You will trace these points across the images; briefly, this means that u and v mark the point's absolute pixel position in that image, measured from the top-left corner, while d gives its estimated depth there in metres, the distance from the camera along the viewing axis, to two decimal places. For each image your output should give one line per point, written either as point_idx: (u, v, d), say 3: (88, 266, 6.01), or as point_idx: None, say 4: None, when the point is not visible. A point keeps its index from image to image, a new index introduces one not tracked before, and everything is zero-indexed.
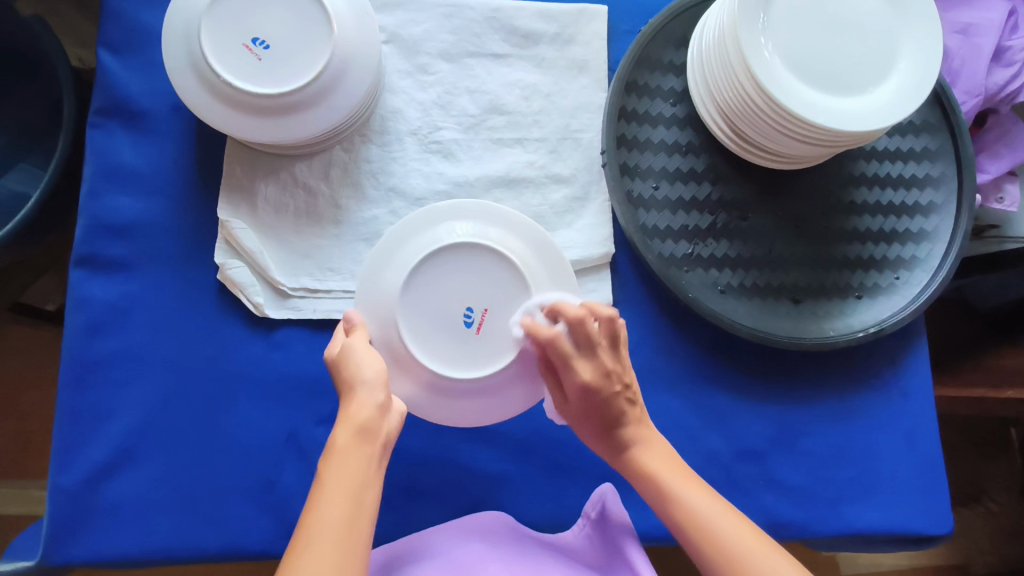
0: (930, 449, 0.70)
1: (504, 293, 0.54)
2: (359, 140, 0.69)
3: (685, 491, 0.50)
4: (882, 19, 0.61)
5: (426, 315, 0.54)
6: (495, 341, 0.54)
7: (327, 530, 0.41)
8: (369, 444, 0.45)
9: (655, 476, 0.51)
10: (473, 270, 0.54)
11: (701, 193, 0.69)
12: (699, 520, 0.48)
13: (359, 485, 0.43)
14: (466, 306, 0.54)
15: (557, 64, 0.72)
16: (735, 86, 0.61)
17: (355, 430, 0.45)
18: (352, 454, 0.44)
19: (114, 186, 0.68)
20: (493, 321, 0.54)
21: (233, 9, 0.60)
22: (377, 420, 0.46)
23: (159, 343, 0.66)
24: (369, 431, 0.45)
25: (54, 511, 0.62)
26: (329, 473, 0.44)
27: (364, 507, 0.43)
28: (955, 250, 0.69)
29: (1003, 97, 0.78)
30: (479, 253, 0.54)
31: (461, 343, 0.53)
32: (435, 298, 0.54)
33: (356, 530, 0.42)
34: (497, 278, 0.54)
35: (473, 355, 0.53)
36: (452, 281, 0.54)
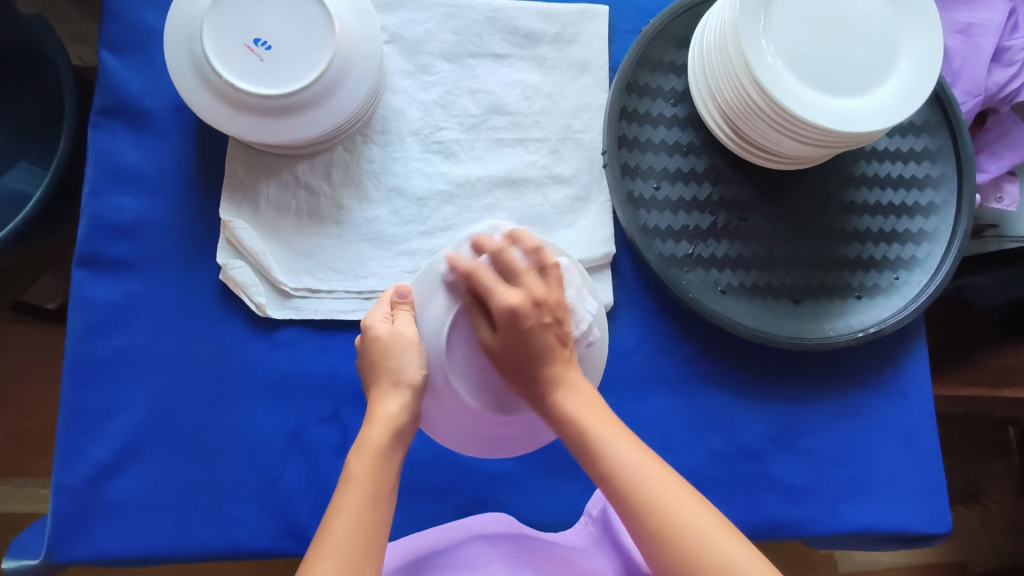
0: (929, 449, 0.70)
1: None
2: (361, 140, 0.69)
3: (604, 437, 0.48)
4: (883, 20, 0.61)
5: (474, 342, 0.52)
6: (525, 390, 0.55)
7: (354, 528, 0.43)
8: (397, 449, 0.47)
9: (580, 423, 0.48)
10: None
11: (702, 193, 0.69)
12: (614, 467, 0.47)
13: (386, 490, 0.45)
14: None
15: (559, 64, 0.72)
16: (736, 86, 0.61)
17: (389, 432, 0.47)
18: (383, 455, 0.46)
19: (117, 186, 0.68)
20: None
21: (235, 9, 0.60)
22: (406, 424, 0.48)
23: (162, 343, 0.66)
24: (400, 436, 0.47)
25: (58, 510, 0.63)
26: (358, 473, 0.45)
27: (386, 509, 0.45)
28: (954, 250, 0.69)
29: (1003, 96, 0.78)
30: None
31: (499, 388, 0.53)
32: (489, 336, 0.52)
33: (379, 531, 0.44)
34: None
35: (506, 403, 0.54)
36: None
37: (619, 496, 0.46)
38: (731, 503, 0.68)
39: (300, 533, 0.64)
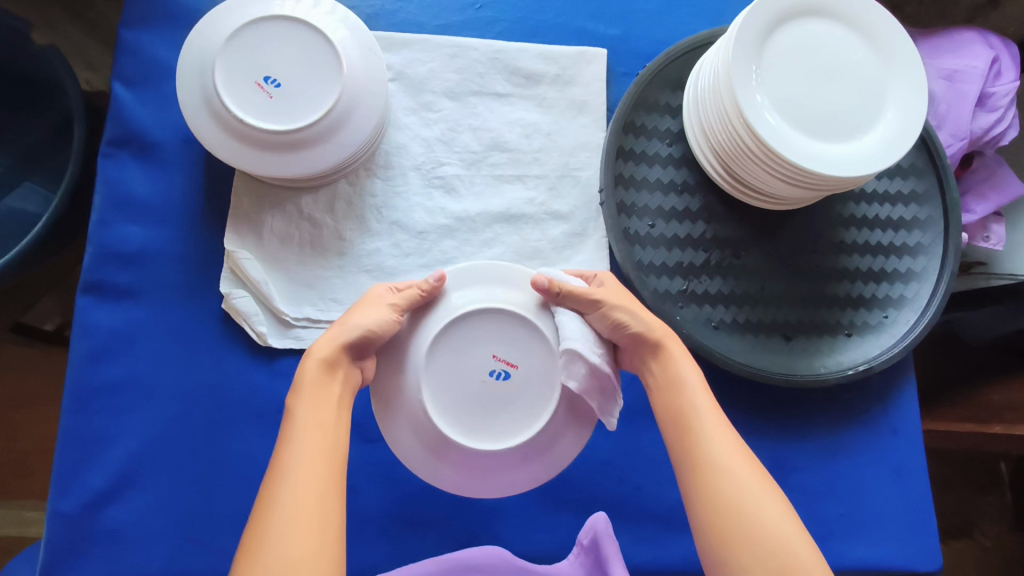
0: (919, 485, 0.71)
1: (521, 346, 0.54)
2: (364, 174, 0.71)
3: (682, 386, 0.55)
4: (869, 69, 0.64)
5: (460, 401, 0.53)
6: (536, 390, 0.54)
7: (301, 456, 0.47)
8: (335, 385, 0.52)
9: (660, 369, 0.57)
10: (483, 335, 0.54)
11: (696, 231, 0.71)
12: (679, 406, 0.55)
13: (328, 418, 0.50)
14: (490, 370, 0.54)
15: (558, 104, 0.75)
16: (730, 131, 0.63)
17: (320, 364, 0.52)
18: (319, 386, 0.51)
19: (124, 215, 0.69)
20: (521, 370, 0.54)
21: (245, 47, 0.62)
22: (341, 357, 0.53)
23: (164, 370, 0.67)
24: (334, 367, 0.52)
25: (52, 536, 0.63)
26: (303, 403, 0.50)
27: (334, 433, 0.50)
28: (942, 290, 0.71)
29: (988, 139, 0.82)
30: (463, 326, 0.53)
31: (500, 405, 0.53)
32: (460, 373, 0.53)
33: (331, 454, 0.48)
34: (506, 332, 0.54)
35: (527, 414, 0.53)
36: (472, 355, 0.54)
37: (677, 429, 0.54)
38: None
39: None
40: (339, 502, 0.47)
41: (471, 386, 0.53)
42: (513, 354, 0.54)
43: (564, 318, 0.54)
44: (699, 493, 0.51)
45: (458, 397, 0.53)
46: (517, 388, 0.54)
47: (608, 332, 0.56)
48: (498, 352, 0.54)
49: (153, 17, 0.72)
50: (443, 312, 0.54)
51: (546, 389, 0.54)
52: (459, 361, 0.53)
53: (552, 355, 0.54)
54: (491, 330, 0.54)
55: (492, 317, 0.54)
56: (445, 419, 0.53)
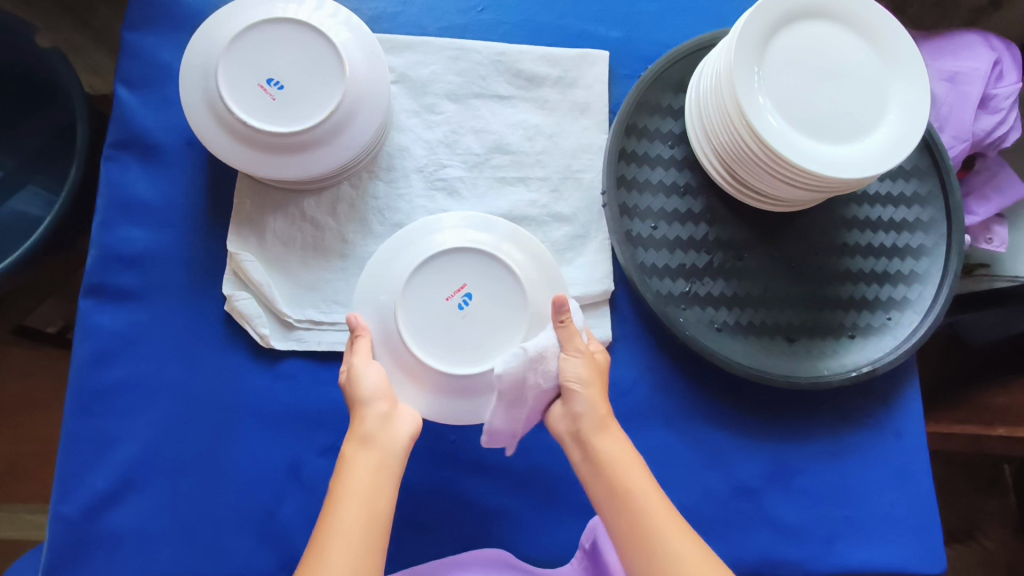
0: (923, 488, 0.70)
1: (491, 279, 0.58)
2: (366, 177, 0.71)
3: (631, 487, 0.53)
4: (871, 70, 0.64)
5: (431, 325, 0.57)
6: (500, 318, 0.57)
7: (341, 531, 0.48)
8: (375, 452, 0.52)
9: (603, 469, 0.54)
10: (455, 268, 0.58)
11: (698, 233, 0.71)
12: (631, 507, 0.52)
13: (372, 489, 0.51)
14: (458, 301, 0.57)
15: (560, 106, 0.75)
16: (732, 133, 0.63)
17: (358, 440, 0.53)
18: (359, 461, 0.52)
19: (127, 217, 0.69)
20: (487, 300, 0.57)
21: (248, 50, 0.62)
22: (382, 429, 0.53)
23: (166, 372, 0.67)
24: (372, 440, 0.53)
25: (55, 539, 0.63)
26: (345, 476, 0.51)
27: (377, 506, 0.50)
28: (945, 292, 0.71)
29: (990, 141, 0.82)
30: (439, 259, 0.58)
31: (465, 329, 0.57)
32: (432, 301, 0.57)
33: (372, 526, 0.49)
34: (477, 265, 0.58)
35: (491, 339, 0.57)
36: (445, 285, 0.58)
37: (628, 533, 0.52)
38: (727, 541, 0.68)
39: (296, 566, 0.64)
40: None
41: (439, 317, 0.57)
42: (483, 283, 0.58)
43: (544, 334, 0.56)
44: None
45: (429, 322, 0.57)
46: (484, 307, 0.57)
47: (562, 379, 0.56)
48: (454, 279, 0.58)
49: (157, 20, 0.72)
50: (424, 249, 0.59)
51: (511, 317, 0.57)
52: (424, 299, 0.57)
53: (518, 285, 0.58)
54: (444, 264, 0.58)
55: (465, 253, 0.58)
56: (436, 355, 0.56)
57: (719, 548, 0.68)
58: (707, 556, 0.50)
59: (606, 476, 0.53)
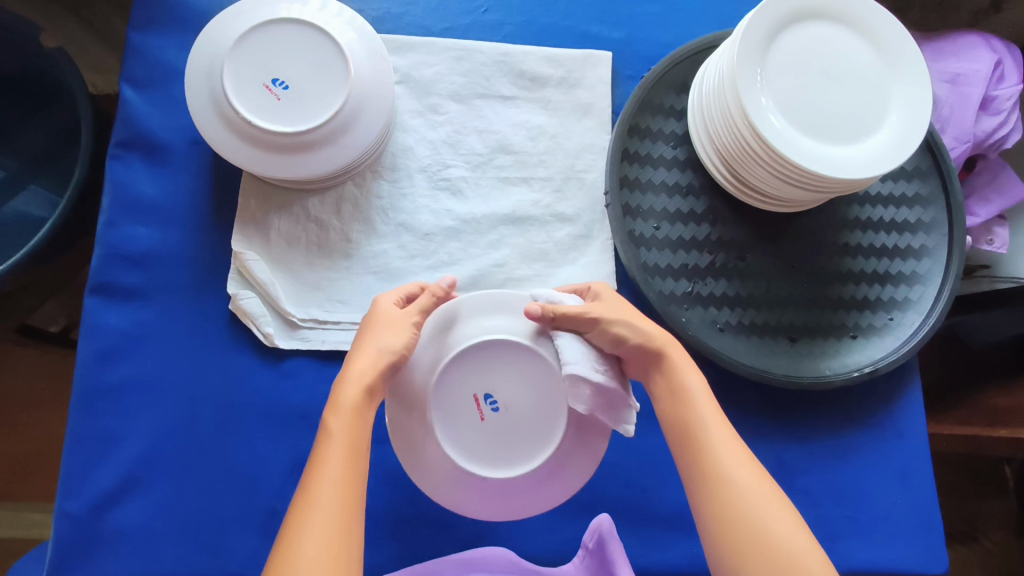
0: (925, 487, 0.71)
1: (519, 371, 0.54)
2: (370, 176, 0.71)
3: (693, 396, 0.53)
4: (873, 72, 0.64)
5: (468, 433, 0.53)
6: (537, 412, 0.54)
7: (327, 486, 0.45)
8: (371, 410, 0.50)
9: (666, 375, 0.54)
10: (478, 369, 0.54)
11: (701, 233, 0.71)
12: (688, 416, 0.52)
13: (352, 455, 0.47)
14: (489, 400, 0.54)
15: (563, 106, 0.75)
16: (735, 133, 0.63)
17: (362, 391, 0.50)
18: (355, 415, 0.49)
19: (132, 216, 0.70)
20: (517, 399, 0.54)
21: (253, 50, 0.63)
22: (380, 386, 0.51)
23: (171, 370, 0.67)
24: (372, 395, 0.50)
25: (60, 537, 0.63)
26: (337, 429, 0.48)
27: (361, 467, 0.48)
28: (947, 292, 0.71)
29: (991, 142, 0.82)
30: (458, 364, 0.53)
31: (503, 432, 0.54)
32: (462, 408, 0.54)
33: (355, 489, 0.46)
34: (501, 359, 0.54)
35: (536, 435, 0.54)
36: (473, 387, 0.54)
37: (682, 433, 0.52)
38: None
39: None
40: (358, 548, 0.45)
41: (469, 418, 0.54)
42: (511, 377, 0.54)
43: (562, 342, 0.53)
44: (722, 534, 0.48)
45: (469, 432, 0.53)
46: (523, 409, 0.54)
47: (610, 348, 0.55)
48: (493, 377, 0.54)
49: (162, 20, 0.73)
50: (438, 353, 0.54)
51: (548, 409, 0.54)
52: (459, 398, 0.54)
53: (552, 375, 0.54)
54: (466, 367, 0.53)
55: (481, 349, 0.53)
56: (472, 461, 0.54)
57: None
58: (766, 484, 0.48)
59: (679, 408, 0.53)
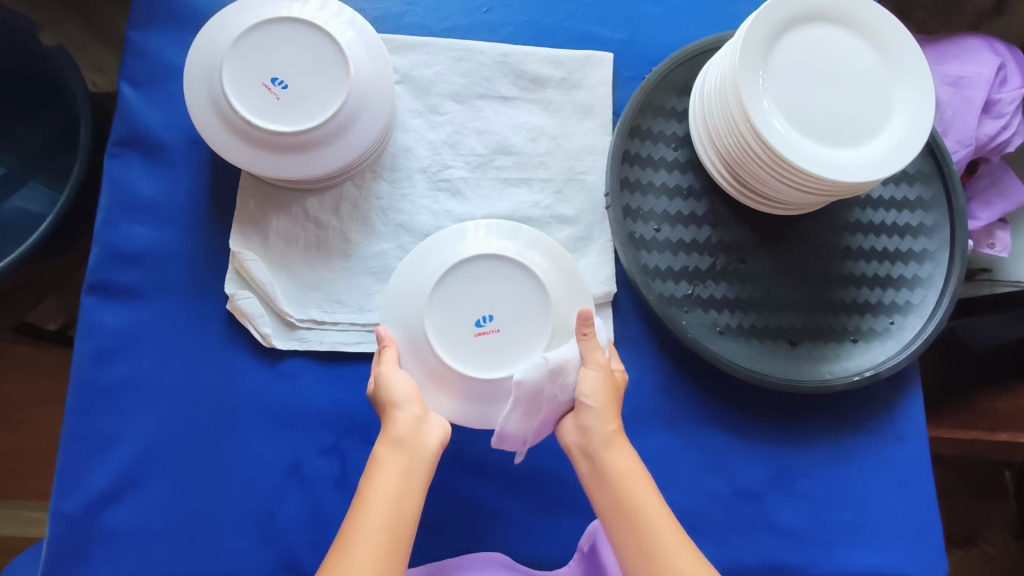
0: (925, 493, 0.70)
1: (500, 280, 0.58)
2: (370, 177, 0.71)
3: (638, 496, 0.53)
4: (875, 74, 0.64)
5: (467, 343, 0.57)
6: (523, 314, 0.58)
7: (365, 532, 0.48)
8: (406, 453, 0.52)
9: (605, 472, 0.54)
10: (461, 285, 0.58)
11: (701, 236, 0.71)
12: (637, 519, 0.52)
13: (398, 494, 0.50)
14: (480, 316, 0.58)
15: (564, 108, 0.75)
16: (736, 136, 0.63)
17: (391, 442, 0.53)
18: (390, 463, 0.52)
19: (130, 215, 0.69)
20: (506, 310, 0.58)
21: (253, 49, 0.62)
22: (412, 431, 0.53)
23: (168, 370, 0.67)
24: (405, 442, 0.53)
25: (55, 537, 0.63)
26: (375, 479, 0.51)
27: (404, 512, 0.50)
28: (948, 297, 0.71)
29: (994, 146, 0.81)
30: (443, 285, 0.58)
31: (496, 339, 0.57)
32: (456, 324, 0.57)
33: (397, 533, 0.49)
34: (479, 272, 0.58)
35: (527, 334, 0.57)
36: (462, 302, 0.58)
37: (628, 534, 0.52)
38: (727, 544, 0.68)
39: (295, 567, 0.63)
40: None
41: (466, 334, 0.57)
42: (492, 285, 0.58)
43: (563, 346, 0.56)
44: None
45: (472, 343, 0.57)
46: (508, 305, 0.58)
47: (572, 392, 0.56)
48: (457, 338, 0.57)
49: (162, 19, 0.72)
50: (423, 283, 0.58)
51: (530, 307, 0.58)
52: (499, 347, 0.57)
53: (526, 274, 0.58)
54: (448, 291, 0.58)
55: (457, 268, 0.58)
56: (558, 283, 0.60)
57: (720, 551, 0.68)
58: None
59: (620, 505, 0.53)
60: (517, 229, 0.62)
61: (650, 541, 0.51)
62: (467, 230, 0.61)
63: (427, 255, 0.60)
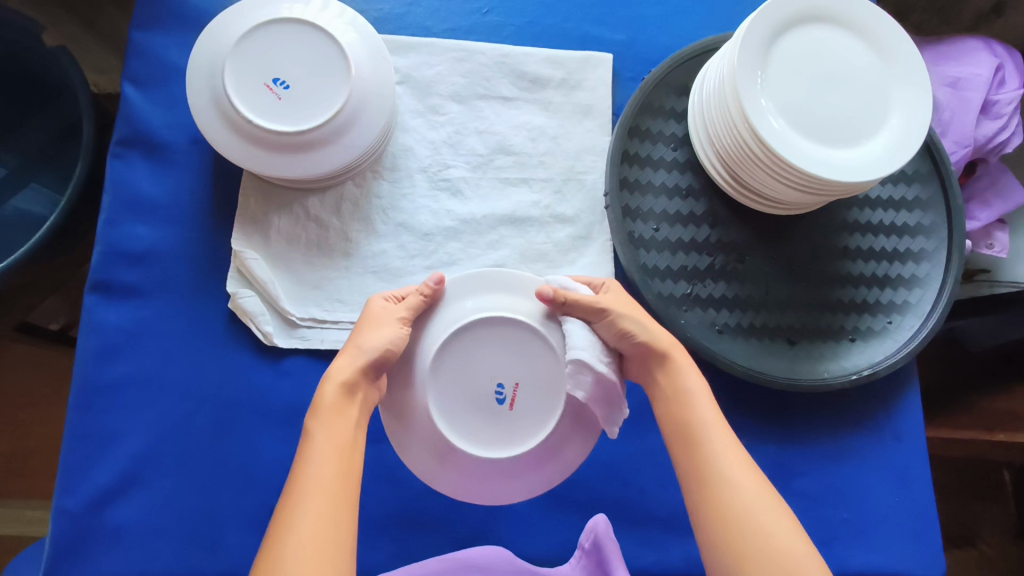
0: (923, 491, 0.71)
1: (510, 347, 0.54)
2: (370, 176, 0.72)
3: (688, 401, 0.55)
4: (873, 75, 0.64)
5: (485, 422, 0.53)
6: (539, 381, 0.54)
7: (314, 477, 0.47)
8: (353, 404, 0.52)
9: (662, 380, 0.57)
10: (469, 358, 0.53)
11: (700, 235, 0.71)
12: (688, 420, 0.54)
13: (351, 443, 0.50)
14: (494, 388, 0.54)
15: (564, 108, 0.75)
16: (735, 136, 0.63)
17: (338, 388, 0.52)
18: (338, 411, 0.51)
19: (133, 214, 0.70)
20: (522, 379, 0.54)
21: (255, 49, 0.63)
22: (360, 381, 0.53)
23: (170, 368, 0.67)
24: (353, 391, 0.52)
25: (57, 534, 0.63)
26: (322, 427, 0.50)
27: (351, 459, 0.50)
28: (946, 296, 0.71)
29: (992, 147, 0.82)
30: (449, 361, 0.53)
31: (513, 411, 0.53)
32: (470, 400, 0.53)
33: (345, 477, 0.49)
34: (487, 341, 0.54)
35: (543, 401, 0.54)
36: (473, 376, 0.53)
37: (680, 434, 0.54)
38: None
39: None
40: (351, 527, 0.47)
41: (480, 412, 0.53)
42: (501, 352, 0.54)
43: (570, 330, 0.54)
44: (716, 531, 0.50)
45: (490, 420, 0.53)
46: (520, 372, 0.54)
47: (616, 341, 0.56)
48: (475, 419, 0.53)
49: (164, 20, 0.73)
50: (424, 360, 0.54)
51: (545, 373, 0.54)
52: (532, 400, 0.54)
53: (536, 338, 0.54)
54: (454, 366, 0.53)
55: (462, 341, 0.53)
56: (531, 306, 0.55)
57: None
58: (760, 482, 0.51)
59: (676, 409, 0.55)
60: (512, 279, 0.56)
61: (697, 438, 0.53)
62: (461, 288, 0.56)
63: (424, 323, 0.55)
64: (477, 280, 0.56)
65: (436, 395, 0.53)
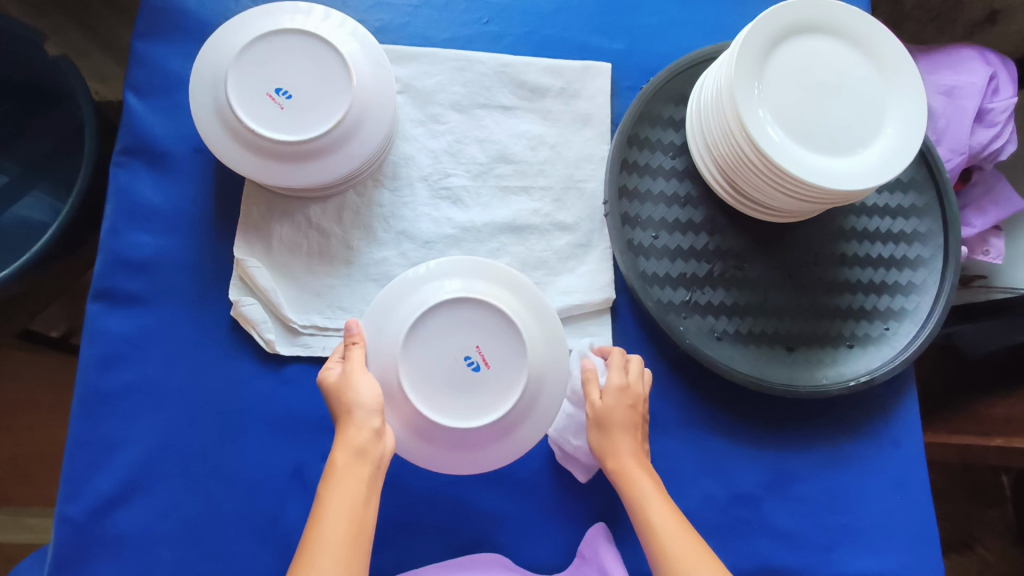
0: (922, 497, 0.71)
1: (467, 322, 0.58)
2: (371, 185, 0.72)
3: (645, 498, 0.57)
4: (868, 84, 0.65)
5: (460, 392, 0.57)
6: (501, 346, 0.58)
7: (328, 545, 0.49)
8: (365, 465, 0.52)
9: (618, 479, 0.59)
10: (431, 339, 0.57)
11: (699, 243, 0.72)
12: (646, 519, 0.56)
13: (360, 502, 0.51)
14: (463, 361, 0.58)
15: (563, 117, 0.76)
16: (733, 144, 0.64)
17: (351, 452, 0.53)
18: (350, 474, 0.52)
19: (135, 223, 0.70)
20: (484, 346, 0.58)
21: (257, 59, 0.63)
22: (372, 442, 0.54)
23: (172, 375, 0.67)
24: (365, 453, 0.53)
25: (59, 541, 0.63)
26: (335, 490, 0.51)
27: (362, 522, 0.51)
28: (941, 303, 0.72)
29: (987, 154, 0.83)
30: (414, 345, 0.57)
31: (484, 377, 0.57)
32: (442, 376, 0.57)
33: (355, 542, 0.50)
34: (445, 321, 0.58)
35: (508, 362, 0.58)
36: (439, 353, 0.57)
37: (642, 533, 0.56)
38: (726, 548, 0.69)
39: None
40: None
41: (452, 386, 0.57)
42: (460, 327, 0.58)
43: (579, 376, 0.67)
44: None
45: (465, 390, 0.57)
46: (481, 342, 0.58)
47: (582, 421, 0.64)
48: (449, 391, 0.57)
49: (166, 29, 0.73)
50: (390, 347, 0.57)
51: (504, 338, 0.58)
52: (497, 362, 0.58)
53: (489, 310, 0.58)
54: (418, 350, 0.57)
55: (419, 324, 0.57)
56: (482, 284, 0.60)
57: (719, 554, 0.69)
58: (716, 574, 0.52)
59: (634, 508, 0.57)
60: (461, 263, 0.61)
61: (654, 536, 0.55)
62: (414, 277, 0.60)
63: (385, 316, 0.59)
64: (428, 268, 0.60)
65: (408, 376, 0.56)
